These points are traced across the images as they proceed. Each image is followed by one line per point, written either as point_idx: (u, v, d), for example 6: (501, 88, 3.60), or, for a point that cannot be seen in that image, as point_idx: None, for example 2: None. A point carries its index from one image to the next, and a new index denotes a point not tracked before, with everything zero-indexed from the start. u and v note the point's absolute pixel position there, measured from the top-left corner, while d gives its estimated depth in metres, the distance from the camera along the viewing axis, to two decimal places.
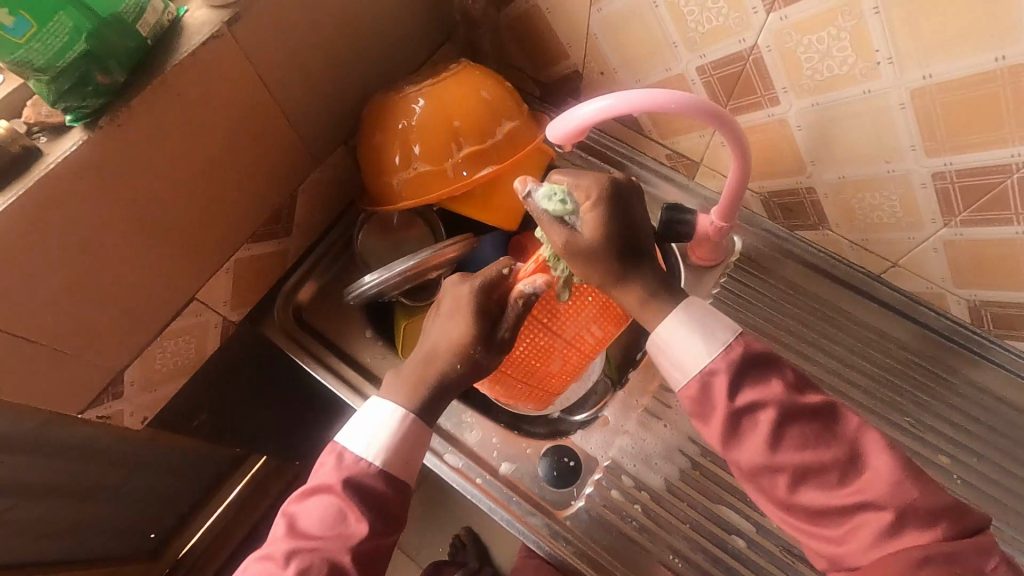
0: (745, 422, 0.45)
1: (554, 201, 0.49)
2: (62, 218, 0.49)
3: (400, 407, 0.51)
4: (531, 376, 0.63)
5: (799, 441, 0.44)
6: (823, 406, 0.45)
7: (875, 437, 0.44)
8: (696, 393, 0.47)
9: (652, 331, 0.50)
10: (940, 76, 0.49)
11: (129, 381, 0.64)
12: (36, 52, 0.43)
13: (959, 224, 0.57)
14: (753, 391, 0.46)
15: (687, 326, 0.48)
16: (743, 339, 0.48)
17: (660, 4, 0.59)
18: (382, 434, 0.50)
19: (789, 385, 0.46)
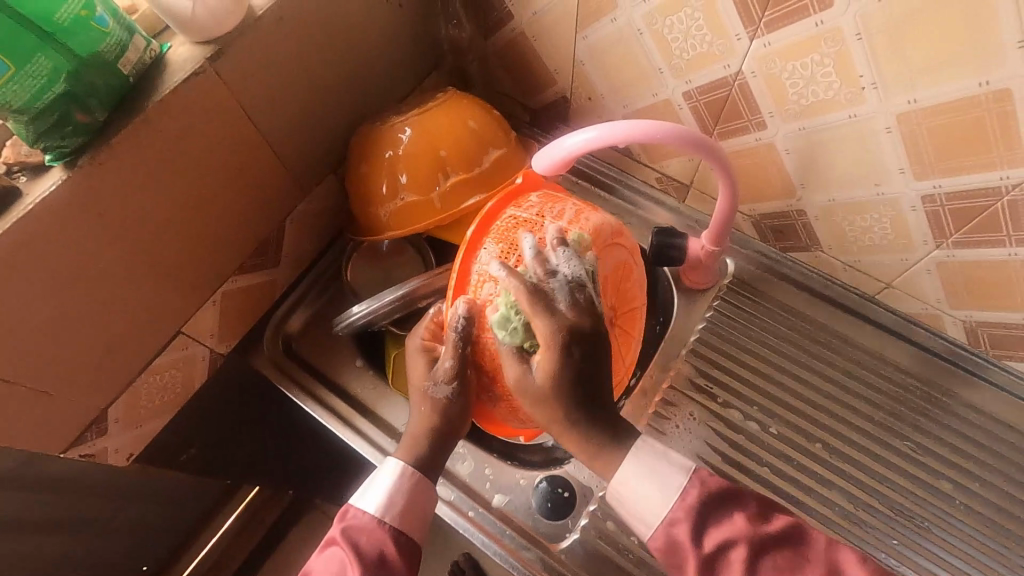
0: (722, 568, 0.43)
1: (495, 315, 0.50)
2: (40, 257, 0.48)
3: (400, 461, 0.52)
4: None
5: (774, 574, 0.42)
6: (789, 531, 0.44)
7: (845, 552, 0.43)
8: (663, 545, 0.46)
9: (609, 486, 0.49)
10: (925, 101, 0.49)
11: (113, 418, 0.63)
12: (14, 94, 0.43)
13: (951, 246, 0.56)
14: (718, 531, 0.44)
15: (642, 477, 0.48)
16: (697, 476, 0.47)
17: (644, 31, 0.59)
18: (382, 487, 0.50)
19: (751, 516, 0.44)
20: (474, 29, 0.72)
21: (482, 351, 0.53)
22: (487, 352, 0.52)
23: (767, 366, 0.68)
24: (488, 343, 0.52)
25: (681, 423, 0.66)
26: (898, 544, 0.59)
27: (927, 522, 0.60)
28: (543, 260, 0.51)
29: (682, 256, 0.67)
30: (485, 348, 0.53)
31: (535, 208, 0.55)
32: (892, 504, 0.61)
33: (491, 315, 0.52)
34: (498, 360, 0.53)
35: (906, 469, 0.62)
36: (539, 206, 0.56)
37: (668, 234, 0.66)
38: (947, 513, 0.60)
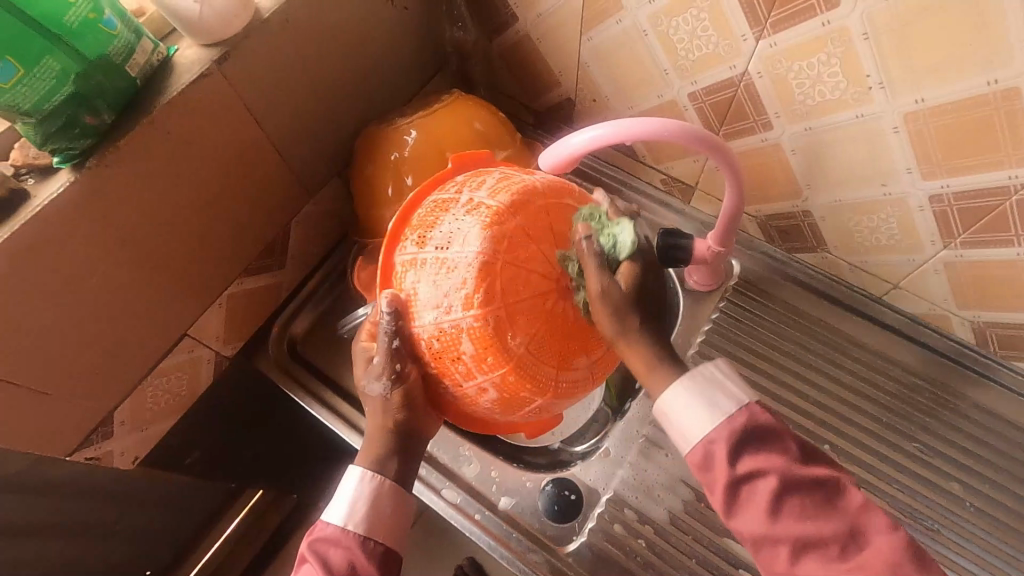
0: (748, 493, 0.41)
1: (625, 224, 0.47)
2: (48, 259, 0.48)
3: (358, 467, 0.50)
4: (472, 361, 0.47)
5: (798, 512, 0.40)
6: (827, 479, 0.42)
7: (879, 515, 0.40)
8: (697, 463, 0.43)
9: (660, 397, 0.46)
10: (932, 100, 0.49)
11: (119, 421, 0.63)
12: (23, 96, 0.43)
13: (959, 246, 0.56)
14: (754, 458, 0.42)
15: (693, 396, 0.44)
16: (748, 409, 0.44)
17: (649, 32, 0.59)
18: (346, 497, 0.48)
19: (791, 455, 0.42)
20: (478, 32, 0.72)
21: (415, 343, 0.49)
22: (418, 343, 0.48)
23: (774, 367, 0.68)
24: (417, 335, 0.48)
25: None
26: None
27: (936, 524, 0.60)
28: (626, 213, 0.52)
29: (687, 257, 0.63)
30: (416, 340, 0.48)
31: (454, 185, 0.51)
32: (901, 506, 0.61)
33: (414, 304, 0.48)
34: (430, 349, 0.48)
35: (914, 471, 0.62)
36: (460, 181, 0.52)
37: (671, 234, 0.64)
38: (957, 515, 0.60)
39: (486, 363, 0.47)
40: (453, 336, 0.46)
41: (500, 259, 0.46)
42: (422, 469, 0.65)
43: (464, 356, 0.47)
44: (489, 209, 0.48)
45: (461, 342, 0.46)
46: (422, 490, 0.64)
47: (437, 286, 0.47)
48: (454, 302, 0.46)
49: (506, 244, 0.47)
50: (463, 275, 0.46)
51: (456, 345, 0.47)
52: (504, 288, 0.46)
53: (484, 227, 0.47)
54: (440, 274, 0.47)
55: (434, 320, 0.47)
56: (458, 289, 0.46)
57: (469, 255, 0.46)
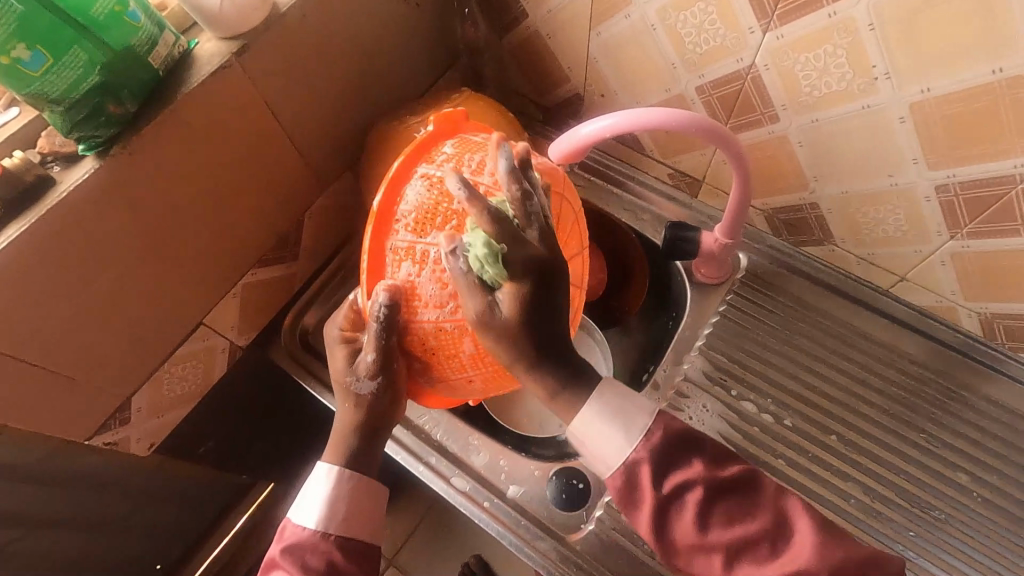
0: (677, 511, 0.43)
1: (479, 236, 0.41)
2: (72, 244, 0.50)
3: (331, 465, 0.49)
4: (467, 359, 0.48)
5: (724, 516, 0.43)
6: (742, 477, 0.45)
7: (792, 500, 0.44)
8: (622, 485, 0.45)
9: (572, 424, 0.47)
10: (938, 90, 0.49)
11: (136, 407, 0.64)
12: (51, 84, 0.44)
13: (966, 236, 0.56)
14: (678, 474, 0.44)
15: (607, 420, 0.45)
16: (663, 420, 0.46)
17: (657, 26, 0.60)
18: (320, 494, 0.48)
19: (709, 462, 0.45)
20: (489, 28, 0.74)
21: (409, 336, 0.48)
22: (414, 336, 0.48)
23: (782, 359, 0.69)
24: (411, 327, 0.47)
25: (695, 415, 0.66)
26: (916, 535, 0.59)
27: (944, 514, 0.60)
28: (519, 178, 0.42)
29: (695, 249, 0.67)
30: (412, 333, 0.48)
31: (448, 162, 0.49)
32: (909, 496, 0.61)
33: (415, 298, 0.46)
34: (427, 345, 0.48)
35: (922, 461, 0.62)
36: (454, 159, 0.49)
37: (682, 228, 0.67)
38: (965, 505, 0.60)
39: (482, 361, 0.49)
40: (454, 336, 0.47)
41: None
42: (432, 457, 0.66)
43: (460, 354, 0.48)
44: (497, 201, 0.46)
45: (462, 342, 0.47)
46: (431, 478, 0.65)
47: (442, 283, 0.46)
48: (460, 302, 0.46)
49: None
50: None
51: (455, 344, 0.48)
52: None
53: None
54: (446, 271, 0.46)
55: (434, 318, 0.46)
56: None
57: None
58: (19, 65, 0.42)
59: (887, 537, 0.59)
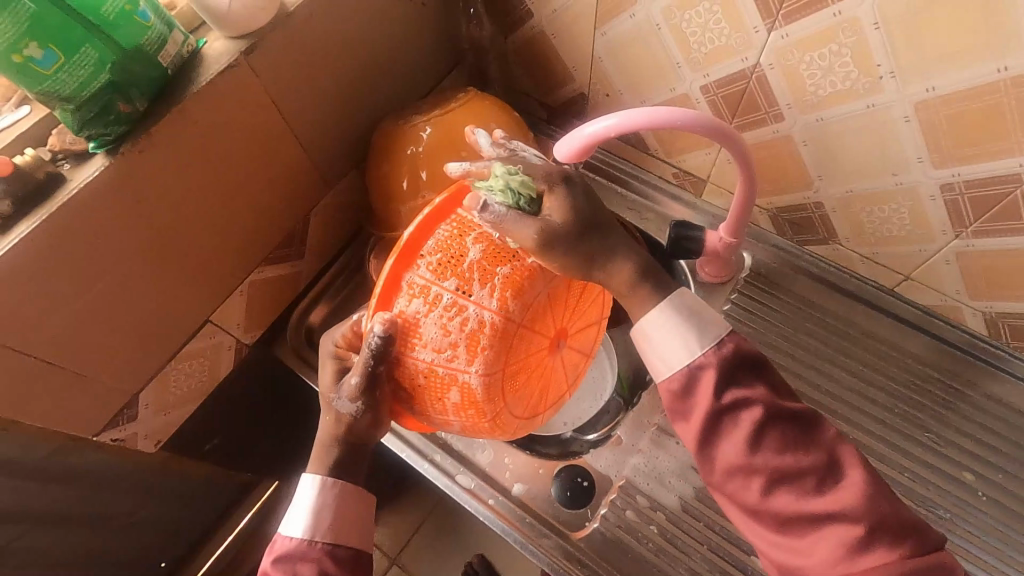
0: (729, 423, 0.43)
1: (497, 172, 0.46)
2: (83, 241, 0.50)
3: (314, 475, 0.49)
4: (452, 405, 0.49)
5: (777, 444, 0.42)
6: (805, 413, 0.44)
7: (849, 449, 0.43)
8: (679, 389, 0.45)
9: (638, 324, 0.47)
10: (943, 89, 0.49)
11: (144, 404, 0.65)
12: (63, 83, 0.45)
13: (970, 235, 0.56)
14: (739, 390, 0.43)
15: (675, 326, 0.45)
16: (735, 337, 0.46)
17: (662, 26, 0.60)
18: (305, 504, 0.48)
19: (771, 390, 0.44)
20: (494, 28, 0.74)
21: (399, 368, 0.48)
22: (406, 372, 0.48)
23: (787, 359, 0.69)
24: (405, 362, 0.48)
25: None
26: None
27: (949, 513, 0.60)
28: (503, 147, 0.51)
29: (699, 248, 0.67)
30: (404, 368, 0.48)
31: None
32: (913, 495, 0.61)
33: (415, 337, 0.47)
34: (419, 383, 0.49)
35: (927, 460, 0.62)
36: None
37: (686, 226, 0.67)
38: (969, 504, 0.60)
39: (466, 411, 0.49)
40: (444, 381, 0.48)
41: (513, 323, 0.47)
42: (437, 454, 0.66)
43: (447, 399, 0.49)
44: (522, 267, 0.47)
45: (450, 389, 0.48)
46: (436, 475, 0.65)
47: (446, 331, 0.47)
48: (460, 353, 0.47)
49: (526, 308, 0.48)
50: (473, 332, 0.47)
51: (443, 389, 0.48)
52: (507, 352, 0.48)
53: (507, 287, 0.47)
54: (451, 321, 0.46)
55: (429, 360, 0.47)
56: (465, 343, 0.47)
57: (485, 313, 0.46)
58: (30, 63, 0.43)
59: None
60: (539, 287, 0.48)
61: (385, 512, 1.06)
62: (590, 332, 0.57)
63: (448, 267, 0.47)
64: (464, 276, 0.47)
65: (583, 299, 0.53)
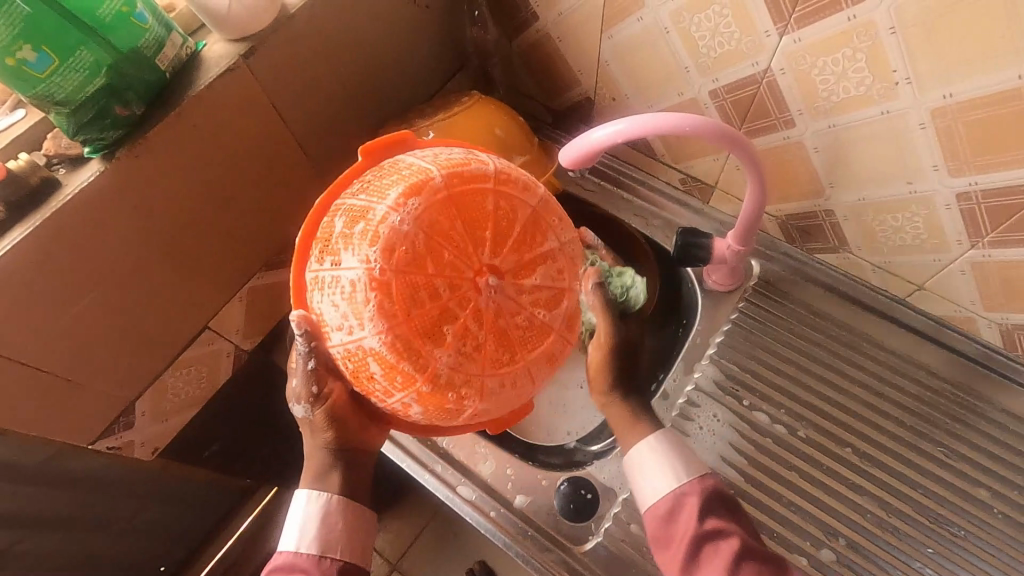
0: (708, 552, 0.46)
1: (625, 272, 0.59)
2: (77, 247, 0.49)
3: (305, 487, 0.49)
4: (384, 384, 0.43)
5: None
6: (776, 555, 0.47)
7: None
8: (663, 515, 0.49)
9: (629, 452, 0.53)
10: (961, 95, 0.48)
11: (140, 412, 0.65)
12: (57, 86, 0.44)
13: (987, 246, 0.55)
14: (718, 520, 0.47)
15: (664, 455, 0.51)
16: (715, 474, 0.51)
17: (671, 29, 0.59)
18: (297, 517, 0.47)
19: (746, 526, 0.48)
20: (499, 31, 0.73)
21: (335, 362, 0.45)
22: (338, 363, 0.45)
23: (794, 369, 0.67)
24: (333, 355, 0.44)
25: (705, 424, 0.65)
26: (933, 552, 0.58)
27: (963, 531, 0.58)
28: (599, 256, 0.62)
29: (707, 256, 0.66)
30: (335, 359, 0.45)
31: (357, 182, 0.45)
32: (927, 511, 0.59)
33: (324, 325, 0.43)
34: (353, 372, 0.44)
35: (938, 475, 0.61)
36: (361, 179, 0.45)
37: (693, 234, 0.66)
38: (985, 522, 0.58)
39: (397, 381, 0.42)
40: (359, 357, 0.42)
41: (391, 266, 0.40)
42: (438, 464, 0.65)
43: (376, 376, 0.43)
44: (384, 212, 0.41)
45: (368, 363, 0.42)
46: (437, 486, 0.64)
47: (337, 306, 0.42)
48: (353, 322, 0.41)
49: (408, 246, 0.40)
50: (356, 295, 0.40)
51: (365, 366, 0.42)
52: (399, 302, 0.40)
53: (371, 237, 0.41)
54: (338, 294, 0.42)
55: (341, 342, 0.42)
56: (352, 306, 0.41)
57: (357, 271, 0.41)
58: (24, 66, 0.42)
59: (901, 552, 0.58)
60: (416, 224, 0.41)
61: (386, 518, 1.05)
62: (555, 257, 0.45)
63: (322, 247, 0.44)
64: (336, 247, 0.42)
65: (509, 226, 0.43)
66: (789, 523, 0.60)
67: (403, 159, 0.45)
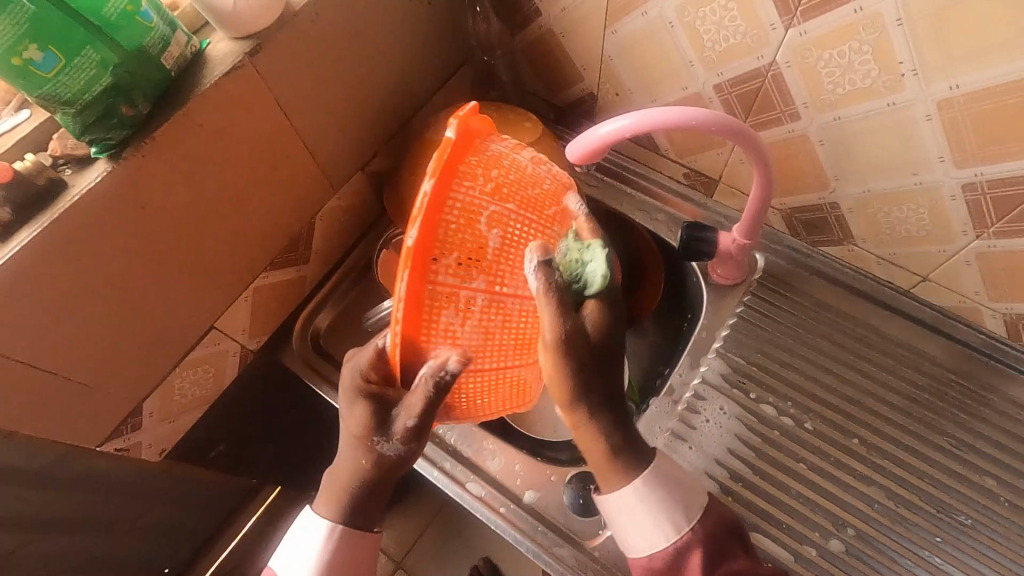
0: None
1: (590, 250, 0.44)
2: (83, 245, 0.49)
3: (326, 521, 0.49)
4: (498, 398, 0.49)
5: None
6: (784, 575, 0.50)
7: None
8: (662, 567, 0.48)
9: (613, 493, 0.50)
10: (967, 86, 0.48)
11: (148, 413, 0.63)
12: (63, 86, 0.43)
13: (992, 236, 0.55)
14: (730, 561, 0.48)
15: (657, 502, 0.49)
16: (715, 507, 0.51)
17: (675, 22, 0.59)
18: (314, 551, 0.49)
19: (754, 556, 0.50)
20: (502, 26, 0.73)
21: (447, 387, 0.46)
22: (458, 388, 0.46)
23: (800, 360, 0.67)
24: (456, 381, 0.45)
25: (712, 417, 0.65)
26: (941, 541, 0.58)
27: (970, 519, 0.59)
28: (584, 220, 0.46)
29: (712, 250, 0.65)
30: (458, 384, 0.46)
31: (490, 182, 0.44)
32: (933, 500, 0.60)
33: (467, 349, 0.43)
34: (463, 392, 0.47)
35: (946, 464, 0.61)
36: (493, 178, 0.44)
37: (698, 228, 0.65)
38: (991, 510, 0.59)
39: (512, 395, 0.49)
40: (497, 378, 0.47)
41: None
42: (447, 463, 0.65)
43: (494, 393, 0.48)
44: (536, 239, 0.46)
45: (502, 383, 0.47)
46: (446, 483, 0.64)
47: (492, 330, 0.44)
48: (508, 347, 0.46)
49: None
50: (514, 318, 0.45)
51: (496, 385, 0.47)
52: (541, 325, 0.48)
53: None
54: (497, 318, 0.44)
55: (484, 368, 0.45)
56: (512, 332, 0.45)
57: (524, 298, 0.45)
58: (30, 66, 0.41)
59: (913, 543, 0.58)
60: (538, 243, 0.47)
61: (391, 515, 1.05)
62: None
63: (472, 263, 0.42)
64: (493, 267, 0.43)
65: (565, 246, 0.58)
66: (796, 513, 0.60)
67: (516, 164, 0.47)
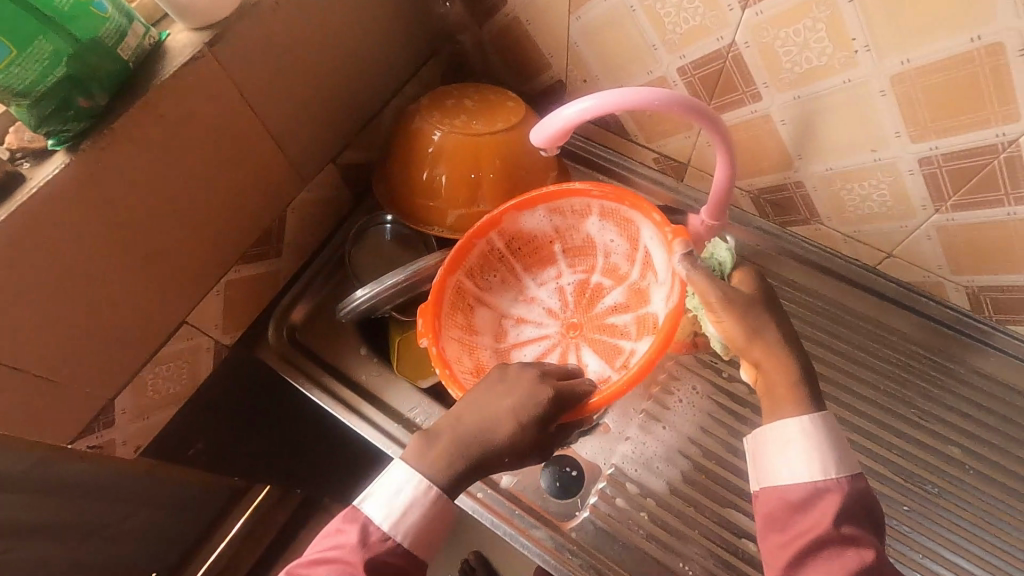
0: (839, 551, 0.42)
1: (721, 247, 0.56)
2: (43, 240, 0.48)
3: (429, 483, 0.47)
4: None
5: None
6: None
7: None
8: (793, 503, 0.45)
9: (773, 424, 0.47)
10: (918, 60, 0.49)
11: (120, 409, 0.63)
12: (16, 77, 0.43)
13: (950, 209, 0.56)
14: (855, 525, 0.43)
15: (813, 448, 0.45)
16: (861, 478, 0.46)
17: (636, 6, 0.60)
18: (408, 507, 0.46)
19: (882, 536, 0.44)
20: (469, 15, 0.73)
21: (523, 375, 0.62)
22: None
23: None
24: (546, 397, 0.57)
25: (685, 397, 0.67)
26: (909, 510, 0.59)
27: (936, 488, 0.60)
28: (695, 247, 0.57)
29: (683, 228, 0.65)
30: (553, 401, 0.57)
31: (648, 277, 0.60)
32: (900, 470, 0.61)
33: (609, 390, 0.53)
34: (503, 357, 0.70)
35: (913, 436, 0.62)
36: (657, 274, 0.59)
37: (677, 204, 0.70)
38: (958, 479, 0.60)
39: None
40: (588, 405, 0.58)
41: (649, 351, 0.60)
42: None
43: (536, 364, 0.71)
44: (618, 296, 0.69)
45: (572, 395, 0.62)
46: None
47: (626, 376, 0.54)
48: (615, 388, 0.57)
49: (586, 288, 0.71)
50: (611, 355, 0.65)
51: None
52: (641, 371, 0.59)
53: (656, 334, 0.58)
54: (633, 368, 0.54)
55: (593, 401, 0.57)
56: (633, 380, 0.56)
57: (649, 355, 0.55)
58: None
59: (883, 513, 0.59)
60: (565, 271, 0.71)
61: None
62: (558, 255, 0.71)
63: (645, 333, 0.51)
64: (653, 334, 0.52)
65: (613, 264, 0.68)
66: None
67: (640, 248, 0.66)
